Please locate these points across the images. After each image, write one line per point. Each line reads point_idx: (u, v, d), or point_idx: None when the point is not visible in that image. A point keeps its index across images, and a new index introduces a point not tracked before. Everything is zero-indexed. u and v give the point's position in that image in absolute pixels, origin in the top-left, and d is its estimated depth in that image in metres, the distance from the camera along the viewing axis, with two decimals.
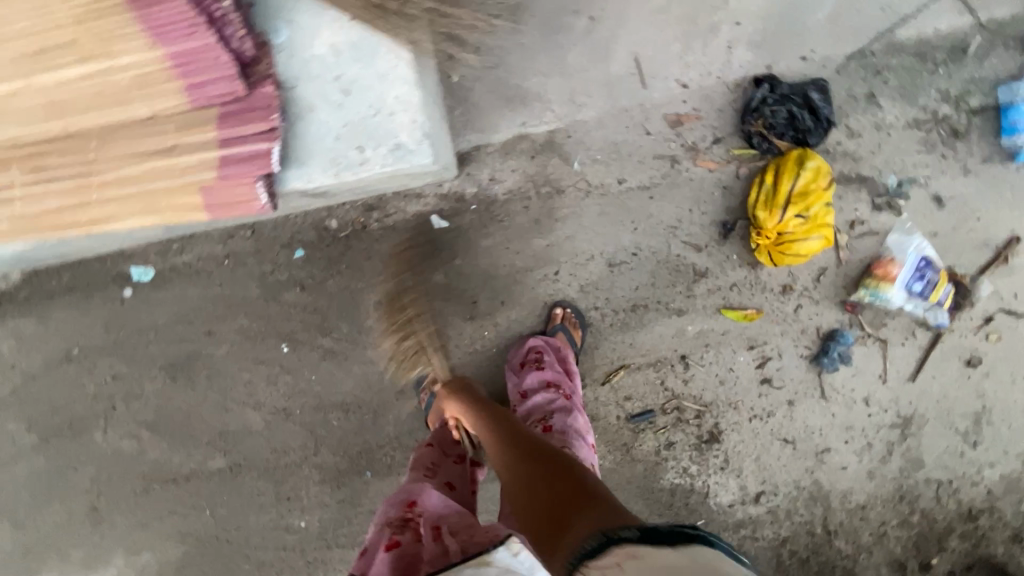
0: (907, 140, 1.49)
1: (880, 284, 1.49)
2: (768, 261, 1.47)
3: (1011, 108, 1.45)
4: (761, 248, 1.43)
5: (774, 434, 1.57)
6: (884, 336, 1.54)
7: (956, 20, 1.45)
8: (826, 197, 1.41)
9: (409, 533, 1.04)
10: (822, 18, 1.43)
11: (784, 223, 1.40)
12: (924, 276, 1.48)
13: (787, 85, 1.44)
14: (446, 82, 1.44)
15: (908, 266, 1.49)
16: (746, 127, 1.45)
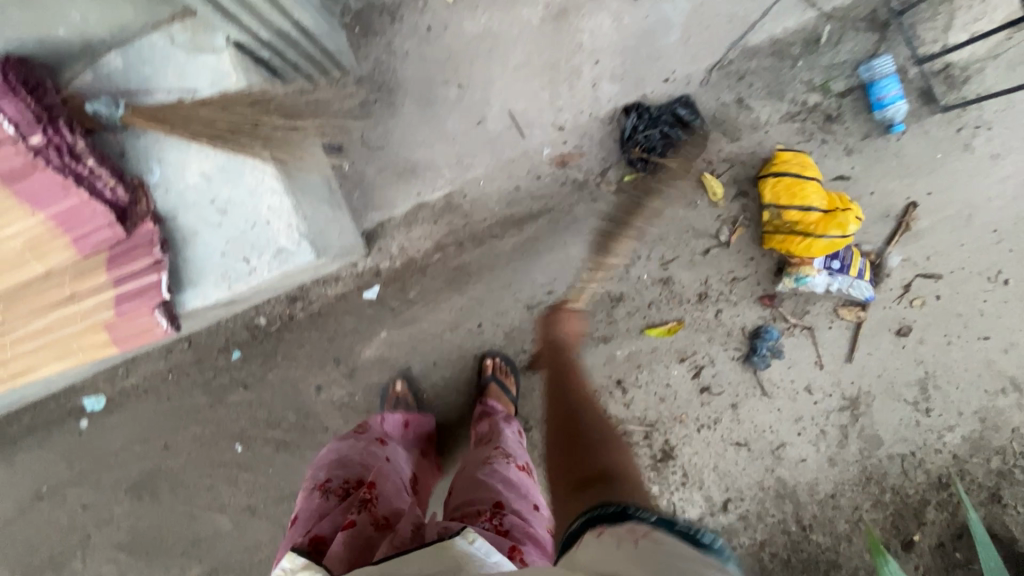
0: (785, 133, 1.54)
1: (801, 270, 1.45)
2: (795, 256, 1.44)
3: (873, 85, 1.50)
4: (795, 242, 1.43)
5: (725, 440, 1.58)
6: (810, 324, 1.55)
7: (802, 15, 1.51)
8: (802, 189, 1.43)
9: (363, 513, 0.98)
10: (674, 39, 1.50)
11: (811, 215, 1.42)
12: (840, 254, 1.43)
13: (654, 108, 1.51)
14: (340, 170, 1.53)
15: None
16: (627, 154, 1.52)
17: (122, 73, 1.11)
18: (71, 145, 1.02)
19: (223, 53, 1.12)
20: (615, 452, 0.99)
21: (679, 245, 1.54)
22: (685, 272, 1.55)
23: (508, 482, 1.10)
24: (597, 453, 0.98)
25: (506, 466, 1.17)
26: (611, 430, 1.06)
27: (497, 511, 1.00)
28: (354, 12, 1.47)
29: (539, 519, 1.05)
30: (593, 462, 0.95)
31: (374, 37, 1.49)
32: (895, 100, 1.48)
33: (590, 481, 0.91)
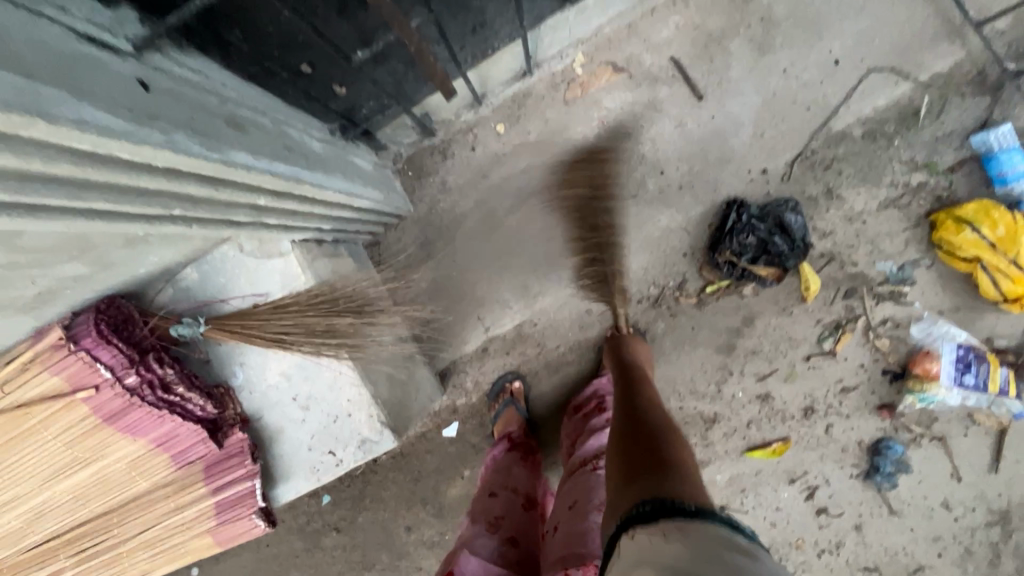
0: (885, 221, 1.37)
1: (927, 385, 1.32)
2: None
3: (992, 159, 1.30)
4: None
5: (851, 564, 1.42)
6: (940, 433, 1.37)
7: (893, 89, 1.34)
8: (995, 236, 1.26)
9: None
10: (745, 137, 1.39)
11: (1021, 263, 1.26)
12: (973, 368, 1.30)
13: (756, 207, 1.38)
14: None
15: (948, 358, 1.32)
16: (714, 257, 1.39)
17: (200, 285, 1.13)
18: (162, 377, 1.06)
19: (289, 255, 1.11)
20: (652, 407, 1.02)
21: (775, 356, 1.41)
22: (785, 386, 1.41)
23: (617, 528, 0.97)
24: (653, 443, 0.87)
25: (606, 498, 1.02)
26: (674, 426, 0.96)
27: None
28: (406, 155, 1.45)
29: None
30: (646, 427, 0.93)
31: (428, 177, 1.46)
32: (1021, 176, 1.29)
33: (634, 442, 0.89)
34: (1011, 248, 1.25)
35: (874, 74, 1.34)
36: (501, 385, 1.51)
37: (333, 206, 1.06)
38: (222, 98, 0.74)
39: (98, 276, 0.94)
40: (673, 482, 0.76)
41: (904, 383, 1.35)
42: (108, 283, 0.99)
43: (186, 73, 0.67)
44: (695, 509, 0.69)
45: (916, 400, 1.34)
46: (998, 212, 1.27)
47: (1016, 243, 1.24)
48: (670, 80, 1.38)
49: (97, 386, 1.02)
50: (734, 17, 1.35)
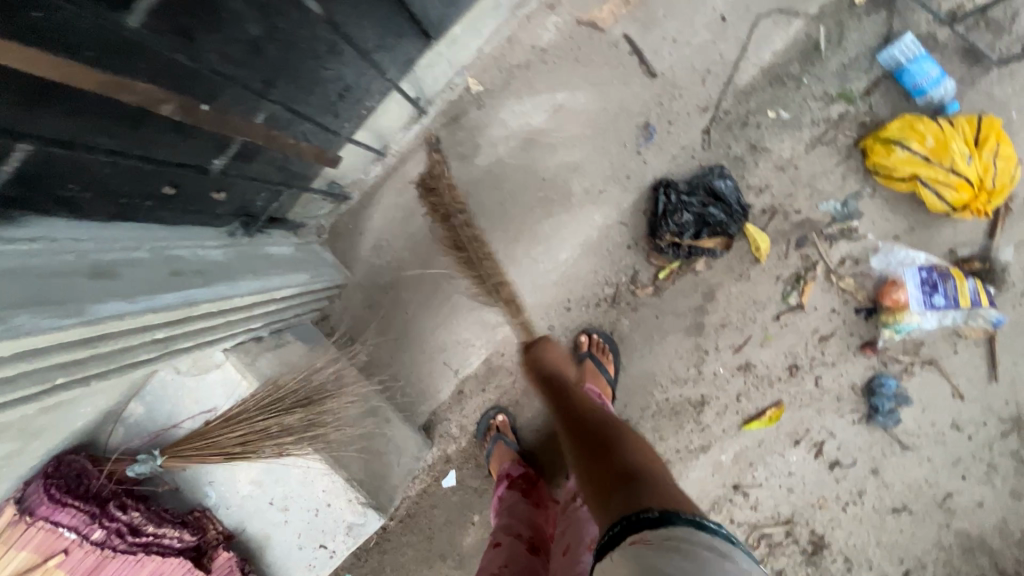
0: (817, 161, 1.34)
1: (900, 316, 1.29)
2: (981, 214, 1.24)
3: (904, 73, 1.27)
4: (984, 200, 1.21)
5: (879, 509, 1.38)
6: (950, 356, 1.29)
7: (786, 29, 1.31)
8: (927, 147, 1.22)
9: None
10: (655, 115, 1.35)
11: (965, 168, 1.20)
12: (941, 287, 1.27)
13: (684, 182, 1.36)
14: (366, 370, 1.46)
15: (914, 284, 1.29)
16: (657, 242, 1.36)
17: (149, 417, 1.10)
18: (129, 521, 1.03)
19: (225, 363, 1.09)
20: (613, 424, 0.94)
21: (746, 323, 1.38)
22: (763, 350, 1.38)
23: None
24: (614, 452, 0.83)
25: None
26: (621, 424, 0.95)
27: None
28: (329, 224, 1.43)
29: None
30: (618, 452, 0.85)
31: (357, 239, 1.44)
32: (936, 82, 1.25)
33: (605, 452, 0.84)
34: (945, 156, 1.21)
35: (763, 20, 1.31)
36: (487, 421, 1.48)
37: (253, 307, 1.03)
38: (80, 252, 0.72)
39: (31, 446, 0.91)
40: (640, 486, 0.73)
41: (877, 318, 1.32)
42: (48, 447, 0.97)
43: (25, 245, 0.66)
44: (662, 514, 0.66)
45: (894, 333, 1.31)
46: (922, 124, 1.24)
47: (949, 149, 1.20)
48: (566, 80, 1.36)
49: (65, 550, 0.98)
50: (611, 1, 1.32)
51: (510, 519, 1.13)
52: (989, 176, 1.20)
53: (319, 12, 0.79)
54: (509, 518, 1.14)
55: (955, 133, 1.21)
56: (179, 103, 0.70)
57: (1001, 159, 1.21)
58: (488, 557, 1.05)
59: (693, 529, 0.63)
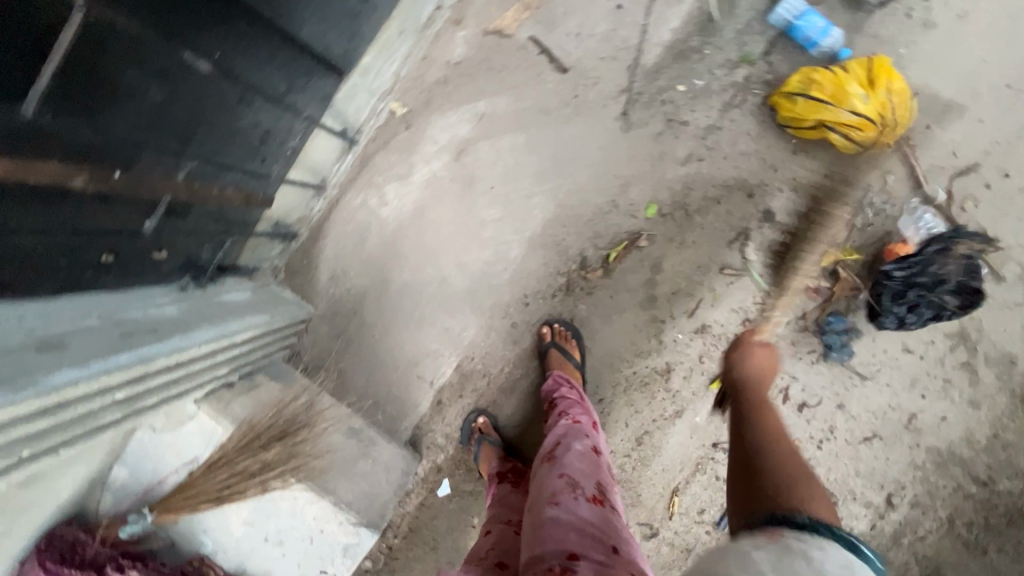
0: (732, 124, 1.41)
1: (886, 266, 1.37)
2: (885, 147, 1.31)
3: (794, 30, 1.34)
4: (886, 133, 1.29)
5: (852, 440, 1.45)
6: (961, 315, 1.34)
7: (679, 7, 1.39)
8: (828, 91, 1.29)
9: None
10: (574, 107, 1.42)
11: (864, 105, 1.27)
12: None
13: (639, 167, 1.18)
14: (344, 398, 1.50)
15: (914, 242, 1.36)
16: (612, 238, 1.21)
17: (134, 478, 1.14)
18: None
19: (199, 413, 1.14)
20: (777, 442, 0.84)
21: (695, 287, 1.44)
22: (716, 311, 1.44)
23: (579, 527, 0.82)
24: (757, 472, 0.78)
25: (575, 492, 0.90)
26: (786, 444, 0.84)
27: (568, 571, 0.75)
28: (283, 263, 1.47)
29: (625, 566, 0.78)
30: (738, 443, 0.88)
31: (313, 273, 1.48)
32: (824, 33, 1.33)
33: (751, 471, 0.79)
34: (845, 97, 1.28)
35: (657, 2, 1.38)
36: (471, 424, 1.52)
37: (215, 354, 1.08)
38: (27, 329, 0.77)
39: (19, 523, 0.94)
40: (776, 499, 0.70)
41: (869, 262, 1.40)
42: (36, 522, 0.99)
43: None
44: (806, 520, 0.64)
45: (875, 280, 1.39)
46: (818, 73, 1.31)
47: (846, 93, 1.28)
48: (485, 89, 1.42)
49: None
50: (512, 8, 1.39)
51: (500, 508, 1.18)
52: (886, 110, 1.28)
53: (213, 70, 0.82)
54: (498, 507, 1.19)
55: (849, 77, 1.29)
56: (89, 175, 0.72)
57: (896, 93, 1.28)
58: (479, 544, 1.08)
59: (839, 546, 0.60)
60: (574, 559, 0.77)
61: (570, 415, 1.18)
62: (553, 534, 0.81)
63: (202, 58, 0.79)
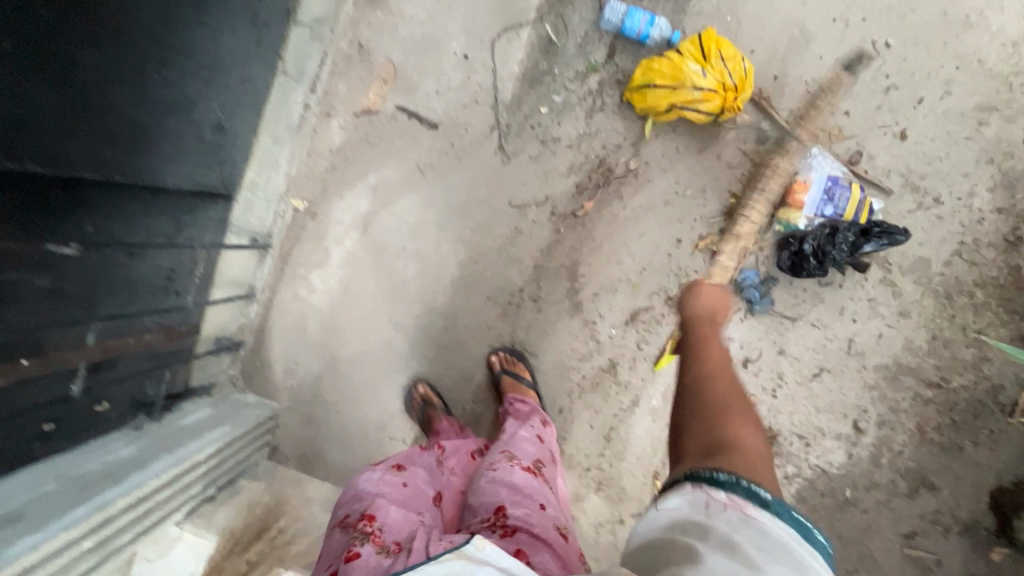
0: (599, 127, 1.50)
1: (787, 215, 1.42)
2: (739, 110, 1.39)
3: (625, 30, 1.44)
4: (732, 98, 1.37)
5: (803, 381, 1.49)
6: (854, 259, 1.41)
7: (519, 40, 1.50)
8: (669, 74, 1.38)
9: (369, 544, 0.88)
10: (454, 156, 1.53)
11: (704, 79, 1.36)
12: (835, 199, 1.37)
13: None
14: (328, 476, 1.59)
15: (817, 186, 1.37)
16: None
17: None
18: None
19: (182, 534, 1.19)
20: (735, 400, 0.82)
21: (613, 283, 1.51)
22: (639, 298, 1.51)
23: (511, 488, 1.03)
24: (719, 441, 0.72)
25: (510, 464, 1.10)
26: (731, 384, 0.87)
27: (498, 516, 0.95)
28: (238, 372, 1.57)
29: (545, 519, 0.98)
30: (690, 387, 0.86)
31: (268, 372, 1.58)
32: (651, 25, 1.42)
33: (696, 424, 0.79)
34: (684, 77, 1.37)
35: (498, 42, 1.50)
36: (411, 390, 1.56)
37: (179, 479, 1.15)
38: None
39: None
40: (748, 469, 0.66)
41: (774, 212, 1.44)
42: None
43: None
44: (767, 496, 0.60)
45: (780, 228, 1.44)
46: (656, 62, 1.40)
47: (684, 74, 1.36)
48: (371, 164, 1.53)
49: None
50: (373, 87, 1.50)
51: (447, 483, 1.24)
52: (725, 77, 1.36)
53: (86, 247, 0.93)
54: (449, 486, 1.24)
55: (684, 58, 1.38)
56: None
57: (731, 59, 1.37)
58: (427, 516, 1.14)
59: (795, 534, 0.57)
60: (502, 508, 0.97)
61: (522, 409, 1.40)
62: (488, 492, 1.02)
63: (70, 243, 0.90)
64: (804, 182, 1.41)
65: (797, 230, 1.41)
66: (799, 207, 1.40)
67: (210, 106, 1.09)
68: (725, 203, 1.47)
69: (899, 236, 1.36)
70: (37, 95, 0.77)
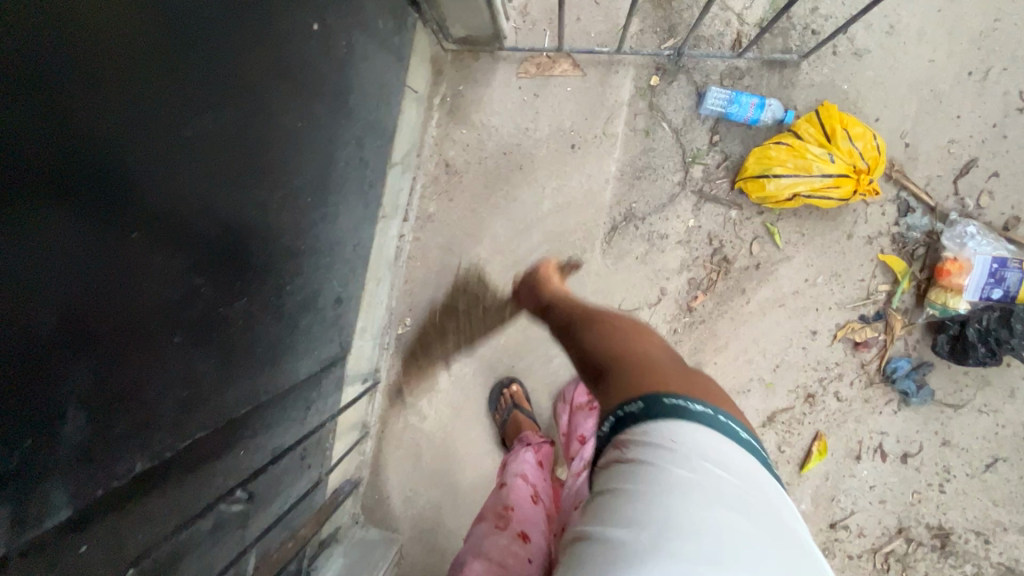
0: (710, 218, 1.39)
1: (948, 299, 1.25)
2: (873, 190, 1.26)
3: (731, 114, 1.34)
4: (864, 180, 1.24)
5: (974, 472, 1.34)
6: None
7: (612, 136, 1.41)
8: (790, 160, 1.26)
9: None
10: (555, 265, 1.45)
11: (832, 163, 1.24)
12: (1005, 281, 1.22)
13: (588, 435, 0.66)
14: None
15: (979, 269, 1.23)
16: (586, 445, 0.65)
17: None
18: None
19: None
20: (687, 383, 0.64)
21: (745, 383, 1.39)
22: (775, 397, 1.38)
23: None
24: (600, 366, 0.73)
25: None
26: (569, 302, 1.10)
27: None
28: (360, 508, 1.52)
29: None
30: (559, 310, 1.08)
31: (385, 503, 1.53)
32: (761, 108, 1.32)
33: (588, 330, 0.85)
34: (808, 163, 1.25)
35: (590, 140, 1.41)
36: (500, 381, 1.49)
37: None
38: None
39: None
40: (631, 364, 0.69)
41: (926, 297, 1.29)
42: None
43: None
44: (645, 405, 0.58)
45: (937, 313, 1.28)
46: (772, 150, 1.29)
47: (809, 160, 1.25)
48: (471, 284, 1.47)
49: None
50: (465, 204, 1.45)
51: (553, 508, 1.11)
52: (854, 158, 1.24)
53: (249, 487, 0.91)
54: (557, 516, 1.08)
55: (805, 142, 1.26)
56: None
57: (858, 138, 1.25)
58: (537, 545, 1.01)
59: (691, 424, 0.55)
60: None
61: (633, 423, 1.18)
62: None
63: (241, 492, 0.88)
64: (961, 262, 1.24)
65: (957, 314, 1.25)
66: (957, 291, 1.24)
67: (331, 284, 1.06)
68: (863, 286, 1.34)
69: None
70: (202, 365, 0.71)
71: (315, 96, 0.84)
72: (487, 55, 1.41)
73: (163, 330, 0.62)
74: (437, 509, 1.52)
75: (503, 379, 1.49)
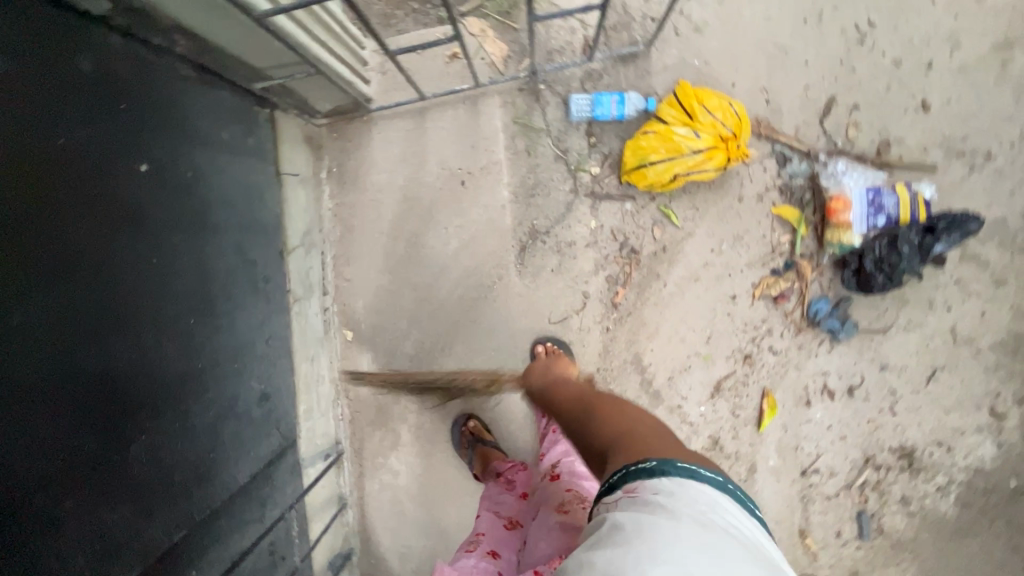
0: (609, 216, 1.43)
1: (840, 235, 1.32)
2: (742, 155, 1.31)
3: (598, 116, 1.39)
4: (731, 148, 1.29)
5: (919, 387, 1.38)
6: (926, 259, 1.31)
7: (498, 163, 1.45)
8: (660, 146, 1.30)
9: None
10: (478, 297, 1.49)
11: (698, 139, 1.28)
12: (883, 206, 1.31)
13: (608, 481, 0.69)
14: None
15: (858, 201, 1.31)
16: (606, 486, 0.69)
17: None
18: None
19: None
20: (622, 412, 0.90)
21: (684, 361, 1.43)
22: (716, 366, 1.42)
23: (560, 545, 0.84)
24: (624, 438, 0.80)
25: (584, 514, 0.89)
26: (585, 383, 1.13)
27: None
28: None
29: None
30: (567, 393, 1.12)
31: (381, 566, 1.55)
32: (623, 103, 1.37)
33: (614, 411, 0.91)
34: (676, 145, 1.29)
35: (478, 173, 1.46)
36: (457, 419, 1.51)
37: None
38: None
39: None
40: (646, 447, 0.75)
41: (822, 238, 1.35)
42: None
43: None
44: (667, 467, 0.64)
45: (836, 251, 1.34)
46: (643, 140, 1.33)
47: (676, 141, 1.29)
48: (405, 336, 1.51)
49: None
50: (378, 264, 1.49)
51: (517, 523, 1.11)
52: (717, 129, 1.28)
53: None
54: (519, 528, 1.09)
55: (669, 125, 1.30)
56: None
57: (716, 109, 1.29)
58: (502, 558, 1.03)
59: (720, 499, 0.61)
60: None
61: None
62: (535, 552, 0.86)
63: None
64: (843, 199, 1.31)
65: (853, 248, 1.32)
66: (847, 226, 1.31)
67: (250, 385, 1.10)
68: (767, 241, 1.38)
69: (974, 223, 1.29)
70: (107, 515, 0.77)
71: (167, 229, 0.89)
72: (359, 119, 1.46)
73: (44, 502, 0.69)
74: (431, 559, 1.53)
75: (459, 418, 1.51)
